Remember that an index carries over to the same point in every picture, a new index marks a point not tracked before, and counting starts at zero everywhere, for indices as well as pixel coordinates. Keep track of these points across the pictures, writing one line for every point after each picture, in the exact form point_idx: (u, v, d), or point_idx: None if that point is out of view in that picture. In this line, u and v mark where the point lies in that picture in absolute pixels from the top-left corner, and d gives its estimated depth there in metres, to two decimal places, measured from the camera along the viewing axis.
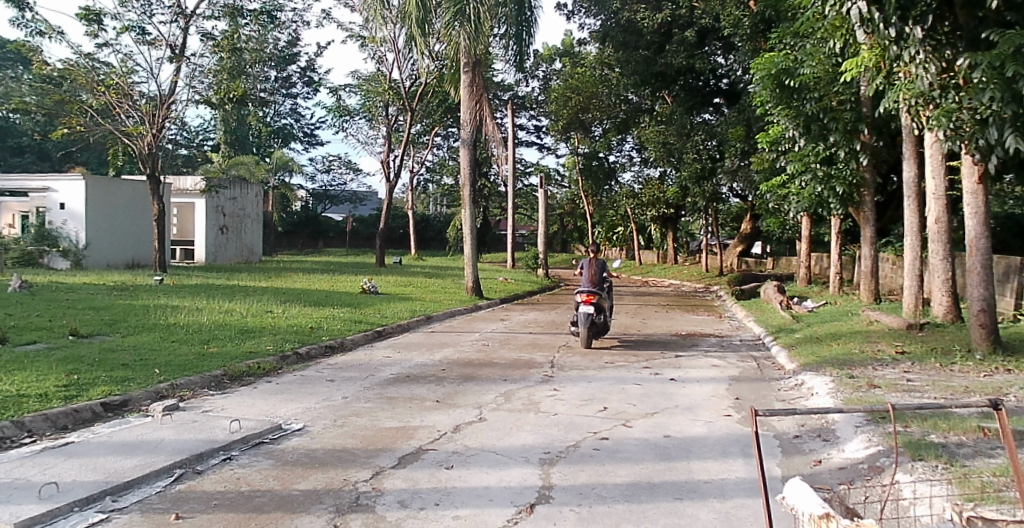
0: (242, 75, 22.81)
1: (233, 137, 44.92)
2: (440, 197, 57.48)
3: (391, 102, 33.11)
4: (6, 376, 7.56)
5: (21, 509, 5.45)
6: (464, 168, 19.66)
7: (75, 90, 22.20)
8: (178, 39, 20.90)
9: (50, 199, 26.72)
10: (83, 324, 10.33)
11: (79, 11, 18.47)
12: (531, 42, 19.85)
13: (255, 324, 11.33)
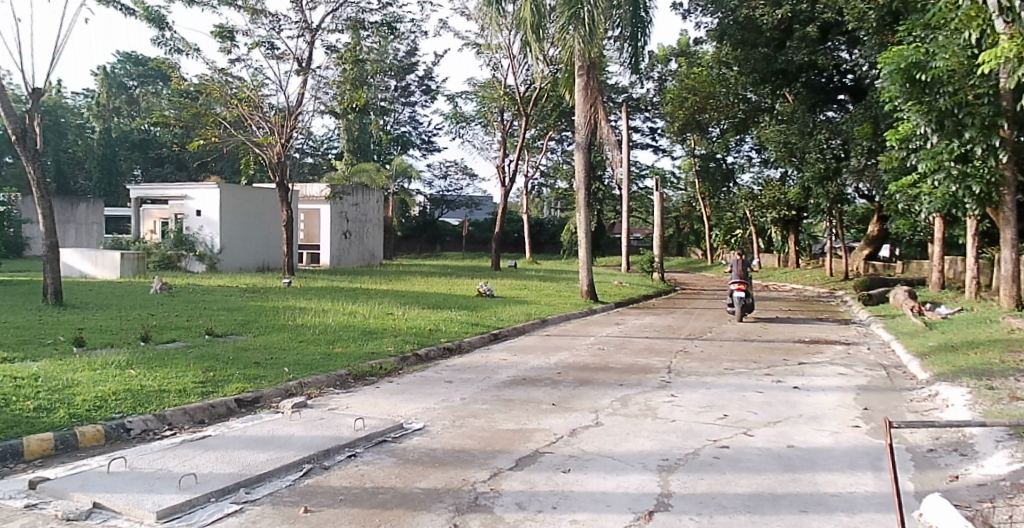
0: (365, 85, 23.57)
1: (356, 144, 46.54)
2: (554, 201, 57.53)
3: (506, 108, 33.30)
4: (150, 371, 8.07)
5: (163, 499, 5.83)
6: (579, 171, 19.59)
7: (210, 103, 23.52)
8: (304, 53, 21.85)
9: (188, 206, 28.60)
10: (218, 324, 10.92)
11: (213, 29, 19.61)
12: (647, 42, 19.58)
13: (377, 325, 11.69)
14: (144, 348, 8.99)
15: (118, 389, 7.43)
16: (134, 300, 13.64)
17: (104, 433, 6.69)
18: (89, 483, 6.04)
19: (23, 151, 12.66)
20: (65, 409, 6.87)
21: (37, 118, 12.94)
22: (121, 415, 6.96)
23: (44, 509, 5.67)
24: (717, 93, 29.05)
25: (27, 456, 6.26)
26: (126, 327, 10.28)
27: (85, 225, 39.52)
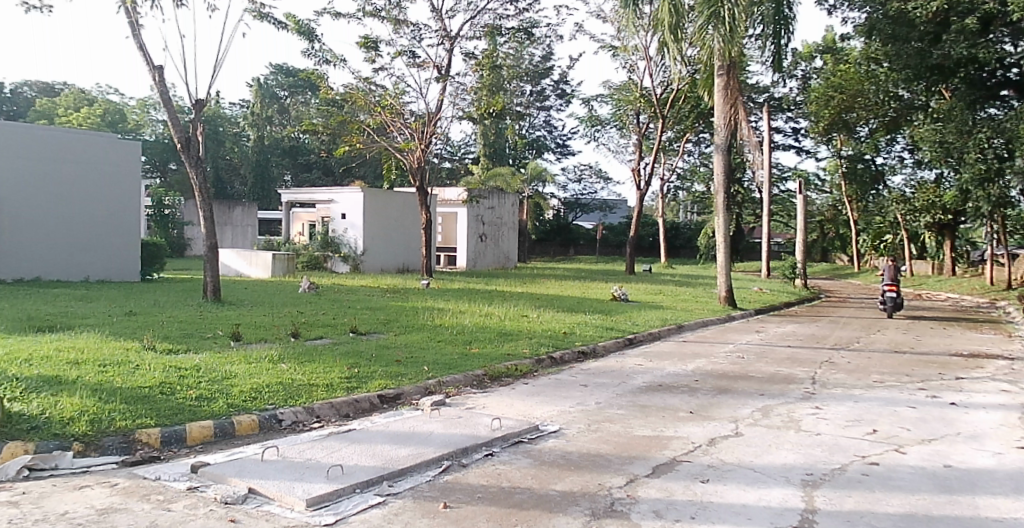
0: (501, 90, 24.02)
1: (491, 150, 47.37)
2: (691, 204, 56.45)
3: (642, 110, 32.70)
4: (300, 366, 8.43)
5: (313, 488, 6.04)
6: (718, 173, 19.10)
7: (354, 111, 24.44)
8: (444, 60, 22.51)
9: (334, 210, 30.03)
10: (362, 322, 11.32)
11: (359, 39, 20.48)
12: (790, 39, 19.23)
13: (513, 327, 11.79)
14: (294, 343, 9.43)
15: (270, 382, 7.80)
16: (286, 297, 14.37)
17: (259, 423, 7.02)
18: (245, 469, 6.34)
19: (189, 157, 13.66)
20: (223, 399, 7.26)
21: (203, 127, 13.96)
22: (274, 406, 7.29)
23: (206, 492, 5.99)
24: (865, 88, 27.43)
25: (190, 442, 6.65)
26: (278, 323, 10.83)
27: (240, 227, 42.05)
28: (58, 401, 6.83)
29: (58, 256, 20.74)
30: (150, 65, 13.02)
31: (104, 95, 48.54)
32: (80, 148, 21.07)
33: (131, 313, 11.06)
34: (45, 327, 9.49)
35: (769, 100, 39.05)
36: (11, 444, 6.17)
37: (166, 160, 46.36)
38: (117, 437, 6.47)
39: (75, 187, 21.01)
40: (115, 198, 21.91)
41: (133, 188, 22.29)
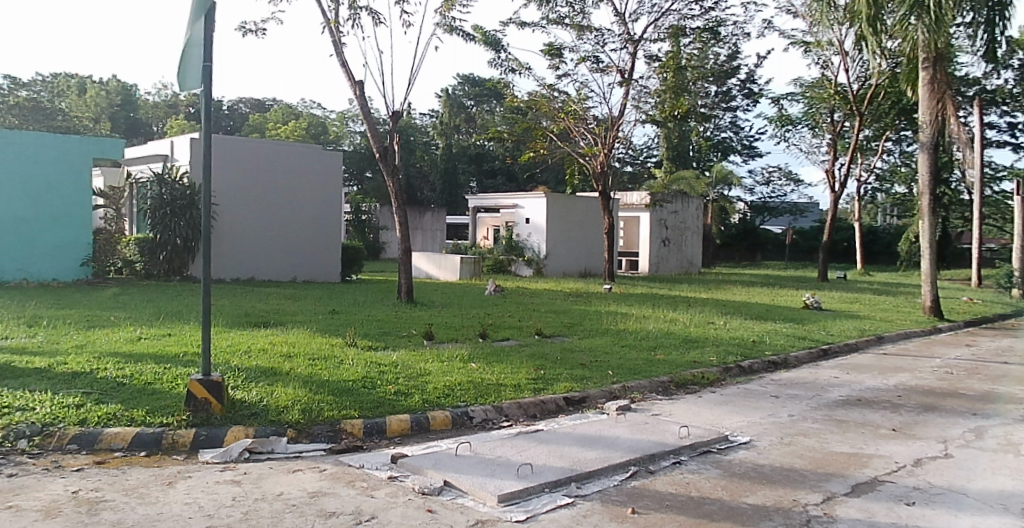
0: (687, 92, 23.68)
1: (675, 153, 46.47)
2: (890, 208, 52.75)
3: (838, 108, 30.80)
4: (489, 365, 8.67)
5: (504, 484, 6.14)
6: (923, 173, 17.89)
7: (538, 118, 24.91)
8: (627, 64, 22.54)
9: (519, 215, 31.09)
10: (546, 326, 11.50)
11: (543, 47, 20.91)
12: (1007, 25, 17.75)
13: (698, 334, 11.55)
14: (483, 343, 9.71)
15: (461, 380, 8.05)
16: (471, 300, 14.87)
17: (452, 419, 7.26)
18: (440, 462, 6.56)
19: (386, 166, 14.46)
20: (419, 394, 7.58)
21: (398, 138, 14.75)
22: (466, 404, 7.51)
23: (404, 482, 6.25)
24: None
25: (389, 434, 6.97)
26: (467, 324, 11.19)
27: (430, 231, 44.38)
28: (274, 391, 7.41)
29: (270, 258, 22.68)
30: (353, 82, 13.74)
31: (308, 111, 52.50)
32: (288, 161, 22.87)
33: (335, 312, 11.81)
34: (260, 323, 10.30)
35: (981, 93, 35.91)
36: (234, 428, 6.76)
37: (363, 169, 49.02)
38: (324, 426, 6.91)
39: (283, 196, 22.84)
40: (319, 207, 23.69)
41: (335, 196, 24.00)
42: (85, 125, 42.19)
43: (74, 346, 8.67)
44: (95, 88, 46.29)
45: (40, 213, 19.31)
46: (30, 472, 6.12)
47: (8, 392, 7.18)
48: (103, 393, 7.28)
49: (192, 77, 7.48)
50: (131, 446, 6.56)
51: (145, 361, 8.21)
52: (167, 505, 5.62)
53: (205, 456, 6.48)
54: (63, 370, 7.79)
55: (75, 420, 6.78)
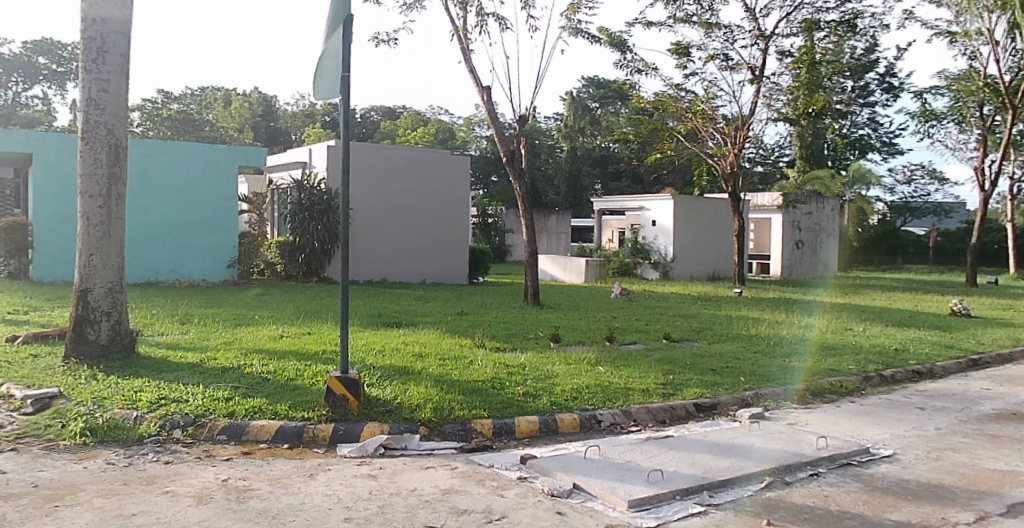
0: (823, 88, 22.62)
1: (809, 152, 44.57)
2: None
3: (988, 101, 28.73)
4: (616, 369, 8.62)
5: (634, 490, 6.07)
6: None
7: (664, 118, 24.55)
8: (757, 61, 21.93)
9: (645, 216, 30.92)
10: (674, 330, 11.36)
11: (671, 47, 20.60)
12: None
13: (835, 341, 11.08)
14: (610, 347, 9.65)
15: (588, 384, 8.03)
16: (595, 303, 14.86)
17: (580, 422, 7.25)
18: (570, 465, 6.57)
19: (512, 169, 14.69)
20: (547, 397, 7.61)
21: (523, 141, 14.97)
22: (594, 407, 7.49)
23: (534, 483, 6.29)
24: None
25: (518, 435, 7.04)
26: (593, 327, 11.20)
27: (555, 234, 44.54)
28: (406, 389, 7.62)
29: (398, 260, 23.39)
30: (480, 87, 14.03)
31: (436, 117, 53.91)
32: (413, 166, 23.42)
33: (463, 313, 12.13)
34: (392, 323, 10.68)
35: None
36: (370, 425, 7.00)
37: (488, 173, 49.86)
38: (455, 424, 7.06)
39: (408, 200, 23.44)
40: (444, 210, 24.18)
41: (461, 199, 24.48)
42: (229, 135, 44.62)
43: (222, 342, 9.24)
44: (239, 100, 49.27)
45: (191, 219, 20.67)
46: (184, 460, 6.56)
47: (164, 384, 7.73)
48: (249, 387, 7.72)
49: (329, 86, 7.80)
50: (275, 439, 6.91)
51: (287, 357, 8.64)
52: (308, 496, 5.89)
53: (343, 450, 6.74)
54: (213, 364, 8.31)
55: (224, 412, 7.21)
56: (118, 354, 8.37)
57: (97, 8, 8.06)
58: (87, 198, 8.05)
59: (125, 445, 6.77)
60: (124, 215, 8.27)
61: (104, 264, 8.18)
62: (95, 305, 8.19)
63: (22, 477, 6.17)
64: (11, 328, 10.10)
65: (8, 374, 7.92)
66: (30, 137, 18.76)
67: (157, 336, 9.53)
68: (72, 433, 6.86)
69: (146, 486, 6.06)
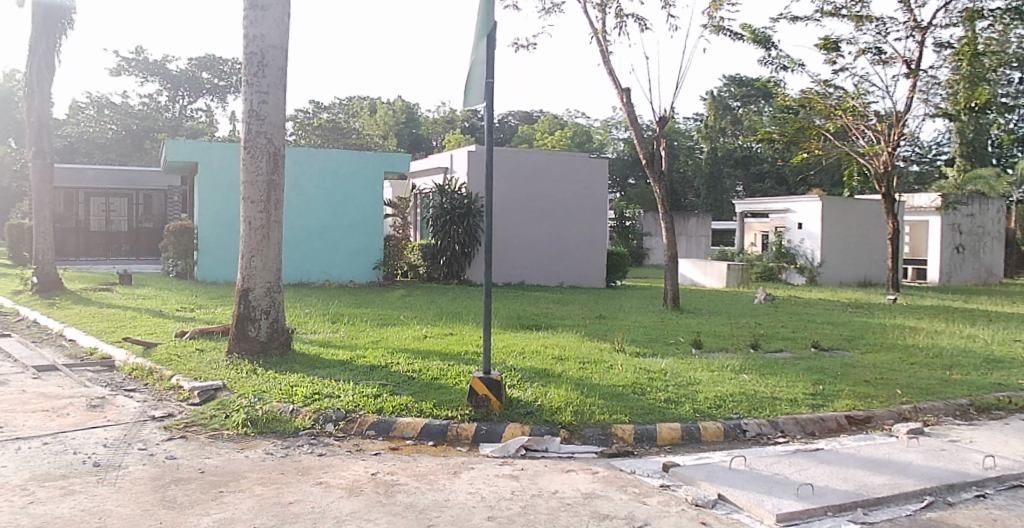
0: (988, 80, 21.00)
1: (970, 149, 41.50)
2: None
3: None
4: (762, 378, 8.38)
5: (782, 503, 5.84)
6: None
7: (811, 116, 23.55)
8: (913, 54, 20.68)
9: (790, 219, 30.02)
10: (823, 338, 10.97)
11: (820, 42, 19.71)
12: None
13: (1004, 353, 10.31)
14: (755, 355, 9.38)
15: (733, 392, 7.84)
16: (740, 309, 14.55)
17: (724, 431, 7.10)
18: (714, 475, 6.43)
19: (652, 171, 14.59)
20: (690, 404, 7.50)
21: (662, 143, 14.84)
22: (739, 416, 7.31)
23: (677, 492, 6.19)
24: None
25: (660, 442, 6.96)
26: (737, 334, 10.97)
27: (695, 237, 43.91)
28: (547, 392, 7.69)
29: (530, 261, 23.60)
30: (618, 89, 13.93)
31: (574, 120, 54.39)
32: (543, 166, 23.51)
33: (602, 317, 12.23)
34: (531, 326, 10.86)
35: None
36: (511, 426, 7.11)
37: (627, 176, 49.90)
38: (596, 428, 7.06)
39: (539, 201, 23.57)
40: (574, 210, 24.18)
41: (598, 201, 24.49)
42: (375, 141, 45.76)
43: (369, 341, 9.63)
44: (384, 108, 51.57)
45: (339, 222, 21.65)
46: (336, 452, 6.88)
47: (318, 380, 8.13)
48: (395, 385, 8.00)
49: (475, 92, 7.97)
50: (421, 436, 7.14)
51: (431, 357, 8.91)
52: (452, 493, 6.05)
53: (485, 449, 6.88)
54: (362, 363, 8.67)
55: (372, 408, 7.50)
56: (276, 350, 8.87)
57: (257, 26, 8.56)
58: (249, 203, 8.57)
59: (282, 436, 7.17)
60: (282, 219, 8.73)
61: (264, 265, 8.66)
62: (255, 304, 8.71)
63: (191, 463, 6.66)
64: (179, 324, 10.94)
65: (178, 367, 8.58)
66: (196, 147, 20.15)
67: (309, 334, 10.05)
68: (235, 423, 7.35)
69: (302, 476, 6.41)
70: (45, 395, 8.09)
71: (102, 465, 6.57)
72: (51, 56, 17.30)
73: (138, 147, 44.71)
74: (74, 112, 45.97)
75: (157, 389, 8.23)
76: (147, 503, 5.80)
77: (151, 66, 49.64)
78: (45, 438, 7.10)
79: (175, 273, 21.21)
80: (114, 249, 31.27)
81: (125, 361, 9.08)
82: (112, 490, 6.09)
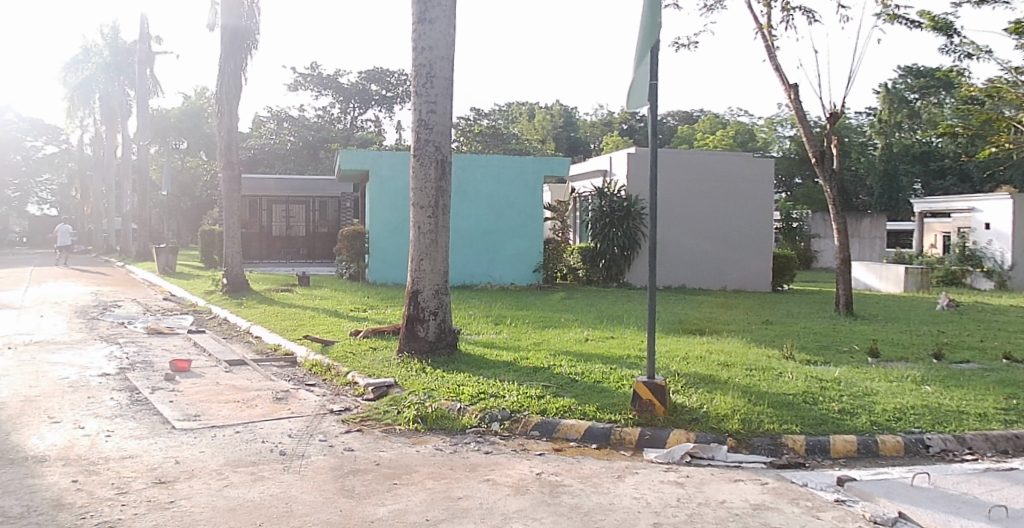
0: None
1: None
2: None
3: None
4: (947, 390, 7.96)
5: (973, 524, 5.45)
6: None
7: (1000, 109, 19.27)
8: None
9: (976, 220, 28.43)
10: (1017, 348, 10.23)
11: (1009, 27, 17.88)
12: None
13: None
14: (938, 366, 8.93)
15: (915, 404, 7.52)
16: (920, 315, 13.94)
17: (904, 446, 6.82)
18: (893, 491, 6.10)
19: (823, 170, 14.29)
20: (866, 416, 7.25)
21: (835, 139, 14.50)
22: (921, 430, 7.00)
23: (853, 507, 5.89)
24: None
25: (833, 454, 6.77)
26: (918, 342, 10.52)
27: (868, 239, 42.22)
28: (713, 398, 7.64)
29: (694, 263, 24.20)
30: (785, 85, 13.64)
31: (735, 118, 53.11)
32: (705, 165, 24.01)
33: (766, 323, 12.17)
34: (696, 332, 10.97)
35: None
36: (676, 432, 7.09)
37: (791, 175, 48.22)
38: (764, 438, 6.92)
39: (701, 201, 24.05)
40: (737, 210, 24.44)
41: (766, 203, 24.63)
42: (533, 145, 45.91)
43: (533, 343, 9.94)
44: (542, 113, 53.21)
45: (502, 226, 22.16)
46: (502, 451, 7.09)
47: (483, 380, 8.42)
48: (559, 387, 8.17)
49: (642, 94, 8.05)
50: (585, 438, 7.23)
51: (594, 360, 9.05)
52: (617, 496, 6.06)
53: (650, 454, 6.88)
54: (526, 364, 8.93)
55: (537, 409, 7.68)
56: (443, 350, 9.25)
57: (426, 39, 9.01)
58: (418, 209, 8.99)
59: (451, 433, 7.46)
60: (449, 223, 9.09)
61: (432, 267, 9.05)
62: (425, 305, 9.11)
63: (367, 455, 7.05)
64: (353, 323, 11.69)
65: (353, 364, 9.14)
66: (366, 156, 21.23)
67: (475, 335, 10.56)
68: (406, 419, 7.72)
69: (469, 472, 6.64)
70: (237, 387, 8.83)
71: (287, 454, 7.08)
72: (237, 75, 18.83)
73: (314, 157, 48.15)
74: (258, 126, 50.52)
75: (335, 385, 8.80)
76: (328, 491, 6.19)
77: (324, 81, 53.17)
78: (237, 427, 7.74)
79: (349, 276, 22.71)
80: (293, 254, 33.25)
81: (306, 358, 9.79)
82: (296, 478, 6.55)
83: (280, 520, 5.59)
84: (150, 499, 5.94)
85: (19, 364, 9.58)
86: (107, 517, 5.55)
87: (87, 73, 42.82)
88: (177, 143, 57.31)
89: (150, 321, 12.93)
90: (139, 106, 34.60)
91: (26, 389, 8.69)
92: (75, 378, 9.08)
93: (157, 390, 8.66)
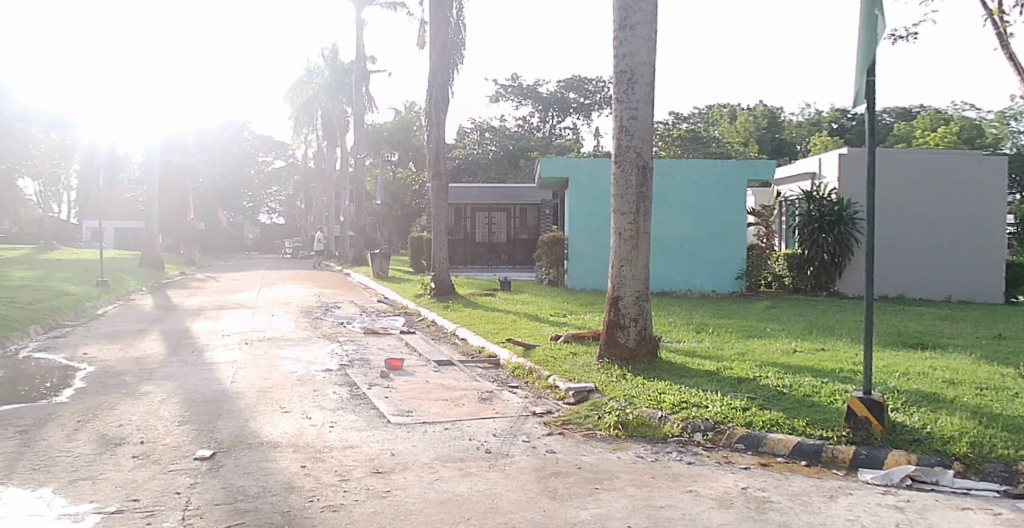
0: None
1: None
2: None
3: None
4: None
5: None
6: None
7: None
8: None
9: None
10: None
11: None
12: None
13: None
14: None
15: None
16: None
17: None
18: None
19: None
20: None
21: None
22: None
23: None
24: None
25: None
26: None
27: None
28: (938, 418, 7.21)
29: (909, 271, 22.58)
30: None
31: (959, 113, 49.47)
32: (919, 163, 22.40)
33: (1000, 337, 11.37)
34: (918, 345, 10.46)
35: None
36: (895, 453, 6.71)
37: None
38: (997, 464, 6.40)
39: (917, 203, 22.44)
40: (957, 210, 22.56)
41: (994, 202, 22.54)
42: (736, 148, 44.69)
43: (736, 354, 9.85)
44: (745, 114, 52.10)
45: (703, 231, 21.86)
46: (706, 462, 7.00)
47: (684, 389, 8.43)
48: (765, 399, 8.00)
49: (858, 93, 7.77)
50: (794, 454, 7.00)
51: (802, 373, 8.80)
52: (830, 517, 5.71)
53: (865, 475, 6.54)
54: (730, 374, 8.85)
55: (742, 421, 7.55)
56: (643, 357, 9.36)
57: (627, 47, 9.18)
58: (620, 215, 9.19)
59: (652, 441, 7.50)
60: (650, 229, 9.18)
61: (633, 273, 9.18)
62: (626, 311, 9.28)
63: (570, 458, 7.21)
64: (555, 327, 12.15)
65: (554, 368, 9.51)
66: (566, 163, 21.59)
67: (676, 344, 10.63)
68: (608, 424, 7.85)
69: (672, 482, 6.59)
70: (446, 386, 9.38)
71: (493, 452, 7.39)
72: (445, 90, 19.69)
73: (514, 165, 49.92)
74: (463, 138, 53.41)
75: (536, 388, 9.18)
76: (532, 491, 6.37)
77: (524, 91, 55.14)
78: (446, 424, 8.19)
79: (549, 281, 23.05)
80: (494, 260, 34.57)
81: (509, 360, 10.29)
82: (501, 476, 6.81)
83: (485, 515, 5.81)
84: (368, 488, 6.41)
85: (256, 358, 10.70)
86: (330, 502, 6.03)
87: (310, 93, 47.06)
88: (388, 155, 61.69)
89: (366, 321, 14.04)
90: (355, 121, 37.24)
91: (261, 380, 9.70)
92: (302, 372, 10.01)
93: (374, 386, 9.36)
